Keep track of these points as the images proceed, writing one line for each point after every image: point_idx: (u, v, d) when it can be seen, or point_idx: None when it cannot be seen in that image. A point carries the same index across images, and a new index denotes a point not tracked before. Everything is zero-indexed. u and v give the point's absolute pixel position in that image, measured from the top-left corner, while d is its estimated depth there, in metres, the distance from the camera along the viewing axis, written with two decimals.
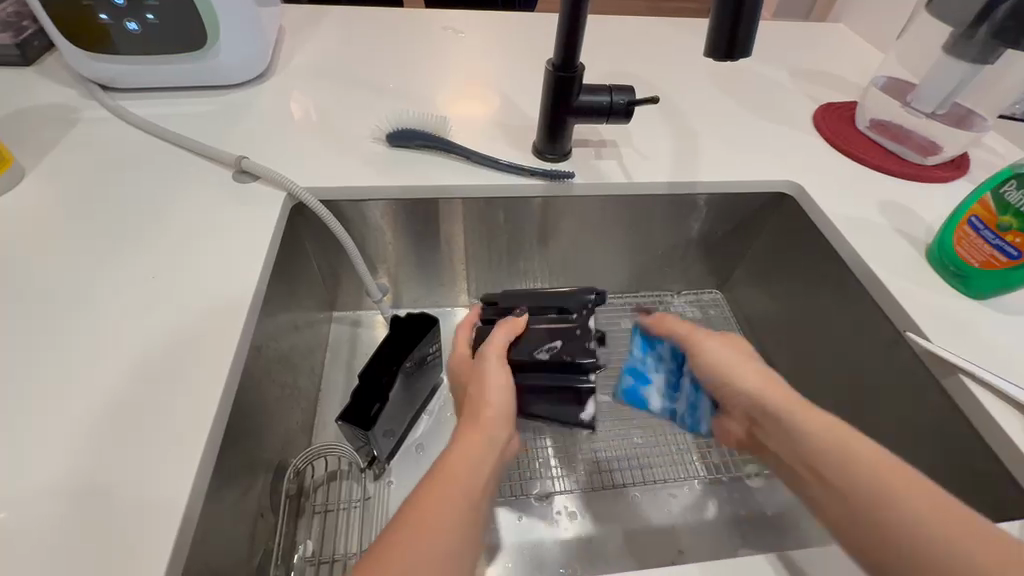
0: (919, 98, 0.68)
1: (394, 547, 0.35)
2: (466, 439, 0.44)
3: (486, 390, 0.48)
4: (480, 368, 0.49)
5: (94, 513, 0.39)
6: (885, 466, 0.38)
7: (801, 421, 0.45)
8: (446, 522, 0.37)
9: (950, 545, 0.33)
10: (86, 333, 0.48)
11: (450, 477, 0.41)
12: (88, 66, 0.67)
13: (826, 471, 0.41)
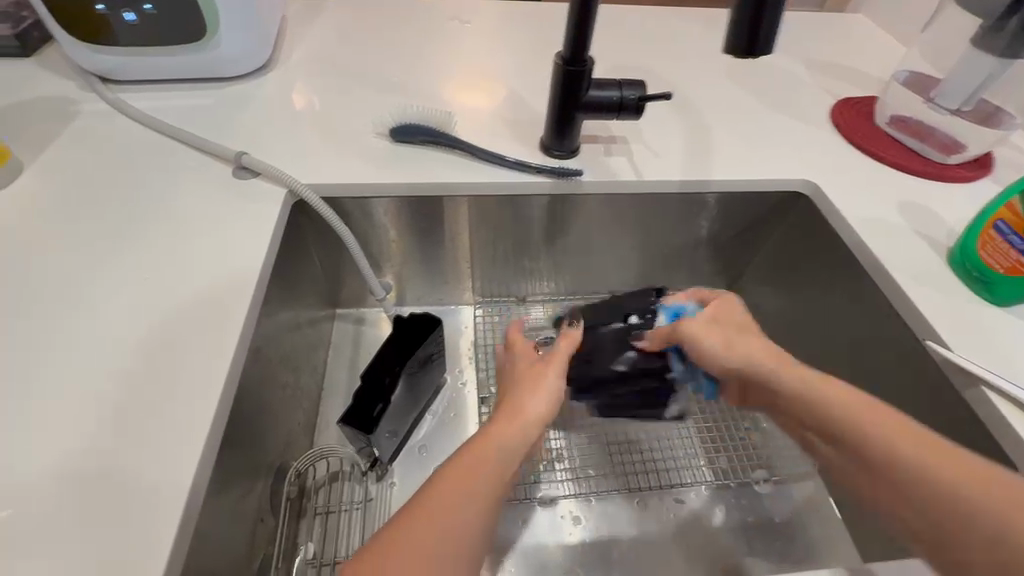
0: (943, 94, 0.66)
1: (423, 518, 0.37)
2: (504, 426, 0.44)
3: (537, 387, 0.48)
4: (541, 371, 0.50)
5: (90, 518, 0.38)
6: (872, 411, 0.42)
7: (792, 386, 0.46)
8: (471, 507, 0.38)
9: (934, 473, 0.38)
10: (83, 333, 0.47)
11: (484, 461, 0.41)
12: (87, 58, 0.66)
13: (825, 425, 0.44)
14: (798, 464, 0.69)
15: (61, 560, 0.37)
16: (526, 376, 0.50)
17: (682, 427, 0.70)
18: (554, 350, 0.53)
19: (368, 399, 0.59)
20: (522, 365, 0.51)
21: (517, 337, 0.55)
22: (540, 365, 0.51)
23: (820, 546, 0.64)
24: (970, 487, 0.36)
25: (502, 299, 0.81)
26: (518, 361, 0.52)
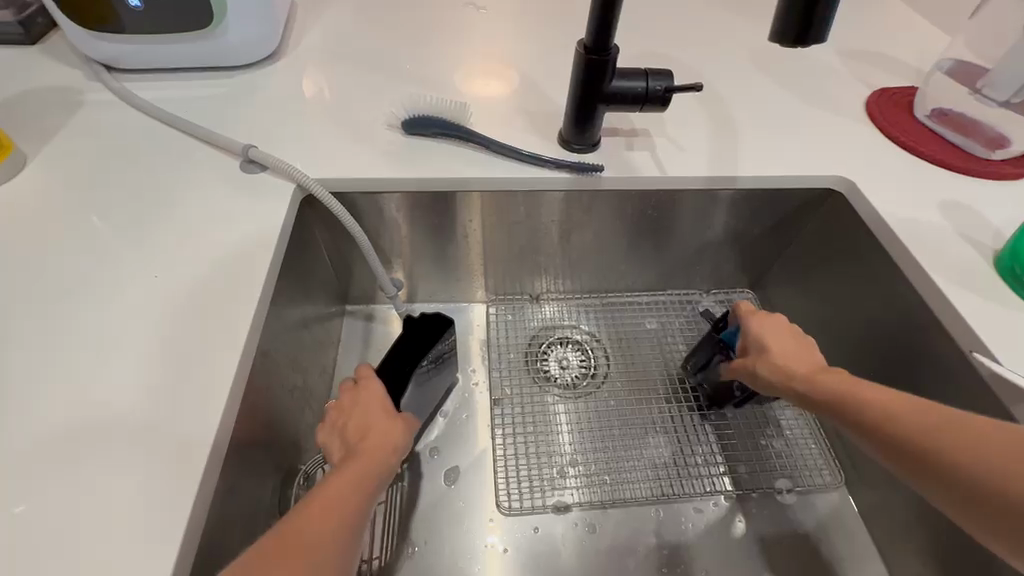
0: (993, 84, 0.61)
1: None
2: (342, 481, 0.40)
3: (377, 443, 0.44)
4: (380, 427, 0.46)
5: (94, 524, 0.37)
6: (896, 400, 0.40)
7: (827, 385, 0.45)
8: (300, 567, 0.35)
9: (952, 450, 0.35)
10: (85, 332, 0.46)
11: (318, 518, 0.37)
12: (91, 45, 0.64)
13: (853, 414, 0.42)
14: (824, 475, 0.66)
15: (66, 568, 0.35)
16: (365, 433, 0.45)
17: (701, 434, 0.68)
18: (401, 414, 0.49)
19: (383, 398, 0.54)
20: (364, 417, 0.47)
21: (373, 387, 0.49)
22: (386, 419, 0.47)
23: (844, 561, 0.62)
24: (995, 466, 0.33)
25: (516, 297, 0.78)
26: (355, 415, 0.47)
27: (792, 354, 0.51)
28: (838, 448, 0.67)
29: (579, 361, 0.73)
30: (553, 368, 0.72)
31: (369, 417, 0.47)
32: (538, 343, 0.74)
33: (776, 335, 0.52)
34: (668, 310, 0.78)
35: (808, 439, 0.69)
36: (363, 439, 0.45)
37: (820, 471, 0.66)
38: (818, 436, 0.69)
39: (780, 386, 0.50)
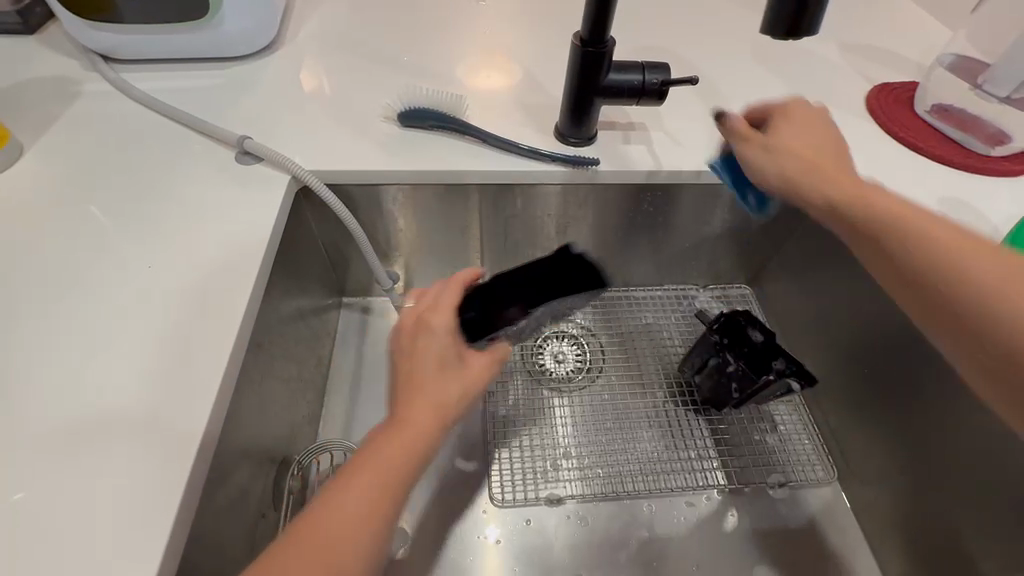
0: (993, 79, 0.61)
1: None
2: (376, 463, 0.37)
3: (421, 411, 0.39)
4: (430, 384, 0.40)
5: (85, 515, 0.37)
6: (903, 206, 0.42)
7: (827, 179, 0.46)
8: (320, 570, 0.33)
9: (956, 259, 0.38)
10: (80, 320, 0.46)
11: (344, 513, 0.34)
12: (88, 36, 0.64)
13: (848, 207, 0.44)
14: (817, 470, 0.67)
15: (56, 559, 0.36)
16: (413, 391, 0.40)
17: (695, 429, 0.68)
18: (464, 365, 0.43)
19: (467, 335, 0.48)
20: (416, 370, 0.41)
21: (433, 331, 0.43)
22: (446, 371, 0.42)
23: (835, 557, 0.62)
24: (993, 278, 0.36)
25: None
26: (410, 358, 0.42)
27: (818, 155, 0.48)
28: (831, 443, 0.68)
29: (574, 355, 0.72)
30: (548, 361, 0.72)
31: (425, 369, 0.41)
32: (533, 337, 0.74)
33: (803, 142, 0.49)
34: (664, 306, 0.78)
35: (802, 435, 0.69)
36: (409, 397, 0.40)
37: (812, 467, 0.67)
38: (811, 432, 0.69)
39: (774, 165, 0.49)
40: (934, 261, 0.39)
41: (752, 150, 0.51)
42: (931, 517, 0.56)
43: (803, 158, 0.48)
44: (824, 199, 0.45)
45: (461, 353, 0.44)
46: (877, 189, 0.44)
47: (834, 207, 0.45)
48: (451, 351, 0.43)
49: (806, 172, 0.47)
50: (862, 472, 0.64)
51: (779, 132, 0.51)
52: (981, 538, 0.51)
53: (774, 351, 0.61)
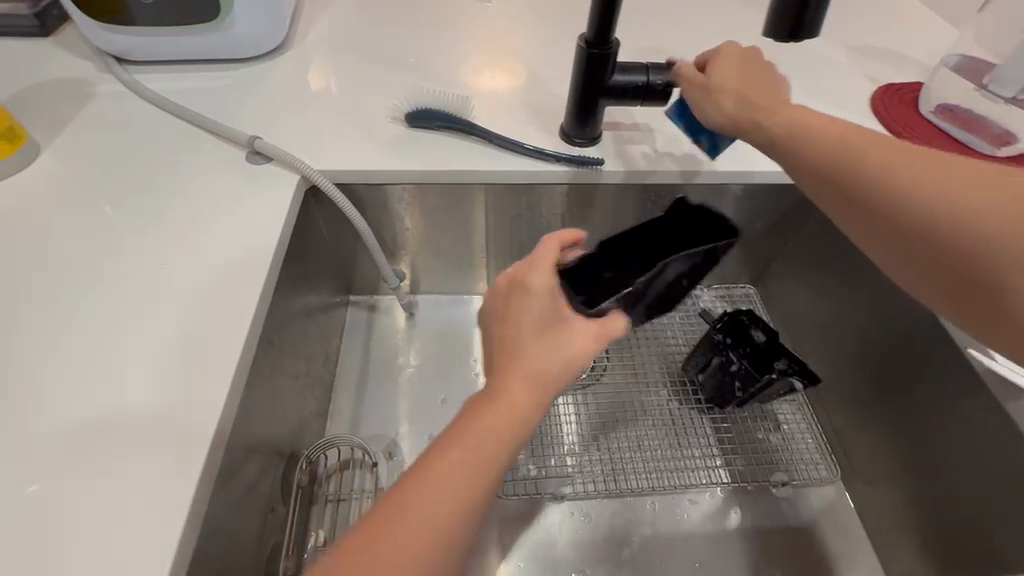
0: (999, 79, 0.61)
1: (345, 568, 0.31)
2: (474, 430, 0.35)
3: (522, 378, 0.37)
4: (533, 347, 0.38)
5: (99, 508, 0.38)
6: (852, 137, 0.44)
7: (780, 126, 0.49)
8: (419, 543, 0.32)
9: (910, 179, 0.40)
10: (96, 316, 0.47)
11: (441, 491, 0.33)
12: (102, 38, 0.66)
13: (800, 149, 0.47)
14: (821, 469, 0.67)
15: (75, 548, 0.37)
16: (518, 355, 0.38)
17: (698, 427, 0.68)
18: (568, 327, 0.39)
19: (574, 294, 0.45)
20: (517, 330, 0.39)
21: (534, 290, 0.40)
22: (551, 329, 0.39)
23: (838, 556, 0.62)
24: (944, 190, 0.38)
25: None
26: (512, 318, 0.39)
27: (754, 94, 0.52)
28: (834, 443, 0.68)
29: None
30: None
31: (528, 331, 0.39)
32: None
33: (738, 81, 0.53)
34: None
35: (805, 434, 0.69)
36: (509, 363, 0.37)
37: (816, 466, 0.67)
38: (815, 431, 0.69)
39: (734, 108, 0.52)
40: (877, 171, 0.41)
41: (699, 99, 0.55)
42: (932, 516, 0.56)
43: (741, 99, 0.52)
44: (767, 138, 0.50)
45: (563, 314, 0.40)
46: (827, 126, 0.46)
47: (777, 145, 0.49)
48: (552, 309, 0.40)
49: (745, 117, 0.52)
50: (864, 471, 0.64)
51: (714, 72, 0.54)
52: (979, 540, 0.52)
53: (774, 352, 0.62)
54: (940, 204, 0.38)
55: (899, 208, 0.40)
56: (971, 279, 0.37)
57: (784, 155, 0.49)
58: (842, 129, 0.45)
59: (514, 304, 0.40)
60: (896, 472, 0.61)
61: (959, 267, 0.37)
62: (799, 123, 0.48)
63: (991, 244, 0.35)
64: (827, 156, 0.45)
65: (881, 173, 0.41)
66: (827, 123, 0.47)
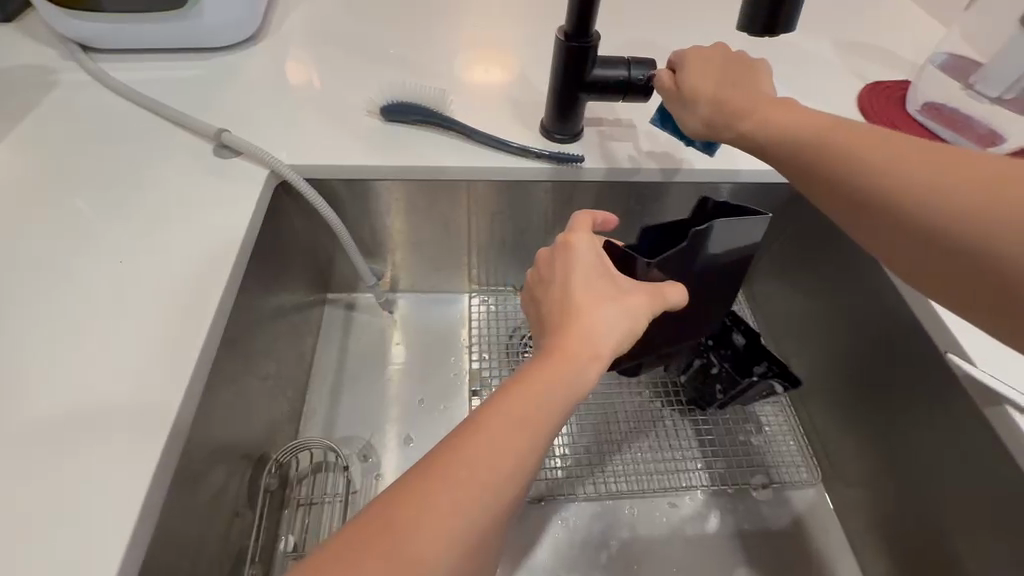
0: (985, 79, 0.60)
1: (415, 502, 0.29)
2: (530, 388, 0.34)
3: (578, 332, 0.37)
4: (585, 303, 0.38)
5: (36, 516, 0.36)
6: (837, 132, 0.44)
7: (766, 120, 0.48)
8: (483, 485, 0.30)
9: (901, 176, 0.39)
10: (45, 314, 0.45)
11: (508, 434, 0.32)
12: (64, 23, 0.63)
13: (785, 145, 0.46)
14: (802, 472, 0.67)
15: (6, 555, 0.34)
16: (574, 310, 0.38)
17: (680, 430, 0.67)
18: (622, 292, 0.39)
19: (627, 262, 0.48)
20: (564, 291, 0.39)
21: (579, 252, 0.40)
22: (603, 288, 0.39)
23: (817, 560, 0.62)
24: (933, 189, 0.38)
25: (499, 289, 0.78)
26: (559, 284, 0.40)
27: (728, 93, 0.51)
28: (817, 445, 0.68)
29: None
30: None
31: (580, 287, 0.39)
32: (519, 336, 0.74)
33: (711, 81, 0.52)
34: None
35: (787, 436, 0.69)
36: (565, 324, 0.37)
37: (798, 470, 0.67)
38: (796, 434, 0.69)
39: (711, 107, 0.51)
40: (862, 178, 0.41)
41: (675, 103, 0.54)
42: (912, 519, 0.56)
43: (714, 102, 0.51)
44: (746, 142, 0.49)
45: (611, 274, 0.41)
46: (814, 121, 0.46)
47: (759, 146, 0.48)
48: (599, 269, 0.40)
49: (718, 120, 0.51)
50: (844, 474, 0.64)
51: (687, 76, 0.53)
52: (951, 546, 0.52)
53: (756, 355, 0.61)
54: (933, 200, 0.38)
55: (892, 203, 0.39)
56: (965, 267, 0.37)
57: (766, 159, 0.48)
58: (825, 130, 0.44)
59: (561, 269, 0.40)
60: (875, 476, 0.60)
61: (947, 261, 0.37)
62: (779, 122, 0.47)
63: (971, 242, 0.36)
64: (806, 166, 0.45)
65: (873, 172, 0.41)
66: (805, 125, 0.46)
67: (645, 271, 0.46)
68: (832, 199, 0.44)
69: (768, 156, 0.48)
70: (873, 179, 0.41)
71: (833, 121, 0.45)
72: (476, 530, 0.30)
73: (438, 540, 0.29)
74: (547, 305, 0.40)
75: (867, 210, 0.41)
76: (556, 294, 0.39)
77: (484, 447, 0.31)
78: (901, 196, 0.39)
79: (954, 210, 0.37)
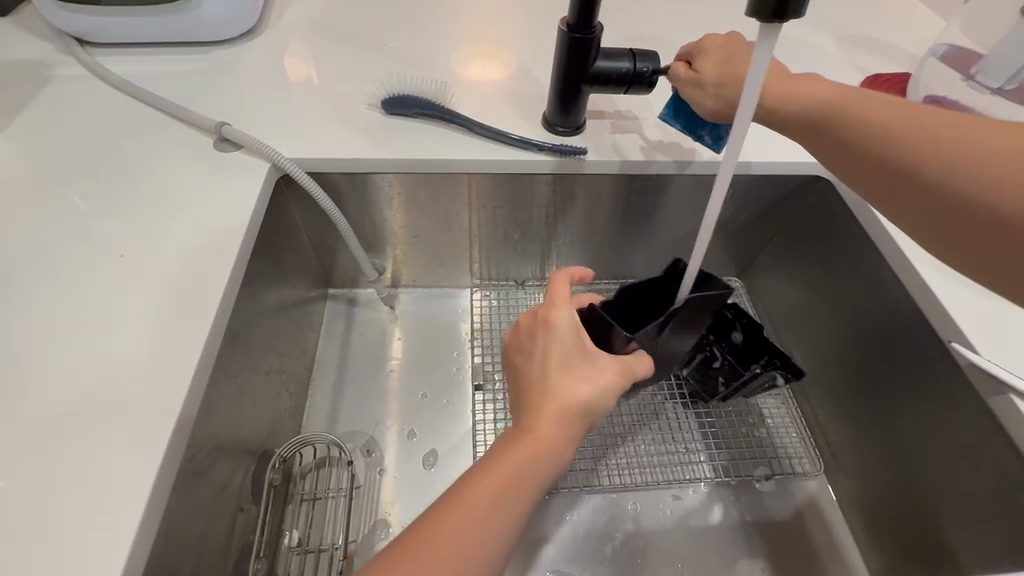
0: (986, 70, 0.60)
1: (443, 529, 0.34)
2: (511, 462, 0.37)
3: (552, 412, 0.38)
4: (558, 386, 0.39)
5: (41, 513, 0.35)
6: (860, 106, 0.44)
7: (790, 99, 0.47)
8: (471, 545, 0.34)
9: (929, 143, 0.39)
10: (45, 310, 0.45)
11: (522, 466, 0.37)
12: (59, 16, 0.62)
13: (810, 121, 0.46)
14: (804, 462, 0.67)
15: (12, 553, 0.34)
16: (549, 392, 0.39)
17: (684, 422, 0.67)
18: (594, 368, 0.41)
19: (602, 330, 0.44)
20: (543, 367, 0.40)
21: (558, 330, 0.40)
22: (576, 369, 0.40)
23: (819, 550, 0.62)
24: (964, 154, 0.38)
25: (501, 282, 0.78)
26: (541, 357, 0.40)
27: (739, 70, 0.50)
28: (819, 435, 0.68)
29: None
30: None
31: (559, 364, 0.40)
32: None
33: (724, 62, 0.51)
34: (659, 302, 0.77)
35: (789, 427, 0.69)
36: (539, 404, 0.39)
37: (801, 459, 0.67)
38: (799, 424, 0.69)
39: (729, 87, 0.50)
40: (889, 150, 0.41)
41: (688, 88, 0.53)
42: (917, 505, 0.56)
43: (727, 81, 0.50)
44: (770, 120, 0.49)
45: (585, 351, 0.41)
46: (834, 97, 0.45)
47: (778, 121, 0.49)
48: (576, 350, 0.41)
49: (735, 101, 0.50)
50: (848, 461, 0.64)
51: (701, 60, 0.52)
52: (949, 538, 0.52)
53: (756, 352, 0.59)
54: (966, 164, 0.38)
55: (920, 172, 0.40)
56: (996, 231, 0.37)
57: (792, 136, 0.48)
58: (844, 99, 0.45)
59: (545, 347, 0.40)
60: (877, 463, 0.60)
61: (978, 226, 0.38)
62: (804, 100, 0.46)
63: (998, 205, 0.37)
64: (832, 140, 0.45)
65: (897, 143, 0.41)
66: (824, 99, 0.45)
67: (625, 343, 0.42)
68: (858, 173, 0.44)
69: (794, 135, 0.48)
70: (903, 151, 0.41)
71: (856, 94, 0.45)
72: (496, 549, 0.35)
73: (464, 559, 0.34)
74: (525, 375, 0.41)
75: (896, 182, 0.41)
76: (535, 368, 0.40)
77: (471, 516, 0.35)
78: (930, 165, 0.39)
79: (984, 178, 0.37)
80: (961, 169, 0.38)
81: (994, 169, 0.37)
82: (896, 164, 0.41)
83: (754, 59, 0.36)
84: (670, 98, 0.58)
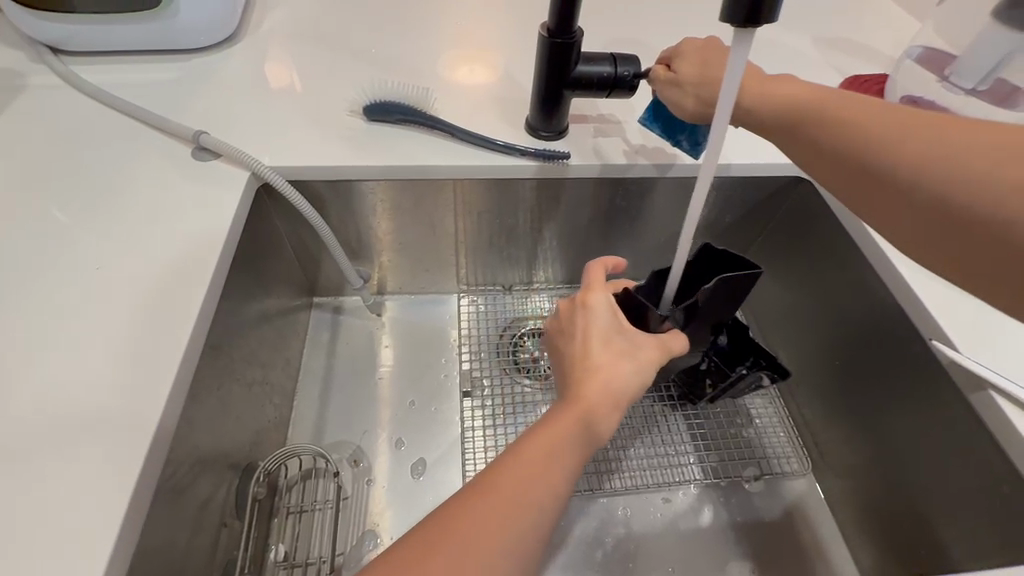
0: (959, 71, 0.61)
1: (498, 488, 0.34)
2: (557, 427, 0.37)
3: (598, 381, 0.39)
4: (603, 358, 0.40)
5: (13, 533, 0.34)
6: (836, 108, 0.44)
7: (771, 99, 0.48)
8: (521, 508, 0.34)
9: (905, 143, 0.40)
10: (15, 324, 0.43)
11: (569, 433, 0.37)
12: (32, 25, 0.61)
13: (788, 123, 0.47)
14: (791, 462, 0.67)
15: None
16: (590, 363, 0.40)
17: (673, 425, 0.67)
18: (631, 343, 0.42)
19: (638, 309, 0.46)
20: (586, 340, 0.41)
21: (595, 310, 0.42)
22: (617, 342, 0.41)
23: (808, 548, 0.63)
24: (939, 154, 0.38)
25: (489, 287, 0.78)
26: (580, 334, 0.41)
27: (718, 73, 0.50)
28: (807, 435, 0.68)
29: None
30: (523, 356, 0.71)
31: (599, 339, 0.41)
32: (510, 334, 0.73)
33: (703, 65, 0.51)
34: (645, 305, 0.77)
35: (777, 427, 0.69)
36: (581, 375, 0.39)
37: (788, 460, 0.67)
38: (786, 424, 0.69)
39: (707, 89, 0.51)
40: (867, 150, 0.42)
41: (668, 90, 0.53)
42: (903, 501, 0.56)
43: (706, 84, 0.51)
44: (750, 121, 0.49)
45: (622, 329, 0.42)
46: (811, 99, 0.46)
47: (757, 123, 0.49)
48: (615, 329, 0.42)
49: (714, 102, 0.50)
50: (836, 460, 0.64)
51: (679, 63, 0.53)
52: (936, 533, 0.53)
53: (741, 353, 0.59)
54: (941, 164, 0.38)
55: (897, 173, 0.40)
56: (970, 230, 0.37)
57: (770, 138, 0.49)
58: (821, 101, 0.45)
59: (586, 324, 0.41)
60: (864, 460, 0.61)
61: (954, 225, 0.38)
62: (781, 102, 0.47)
63: (972, 204, 0.37)
64: (810, 141, 0.45)
65: (875, 144, 0.41)
66: (802, 100, 0.46)
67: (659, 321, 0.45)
68: (836, 173, 0.44)
69: (773, 137, 0.49)
70: (879, 152, 0.41)
71: (833, 95, 0.45)
72: (549, 511, 0.35)
73: (513, 522, 0.33)
74: (565, 351, 0.42)
75: (873, 183, 0.42)
76: (576, 341, 0.41)
77: (520, 479, 0.34)
78: (906, 165, 0.40)
79: (958, 177, 0.37)
80: (936, 169, 0.38)
81: (968, 169, 0.37)
82: (873, 165, 0.41)
83: (730, 62, 0.36)
84: (651, 101, 0.59)
